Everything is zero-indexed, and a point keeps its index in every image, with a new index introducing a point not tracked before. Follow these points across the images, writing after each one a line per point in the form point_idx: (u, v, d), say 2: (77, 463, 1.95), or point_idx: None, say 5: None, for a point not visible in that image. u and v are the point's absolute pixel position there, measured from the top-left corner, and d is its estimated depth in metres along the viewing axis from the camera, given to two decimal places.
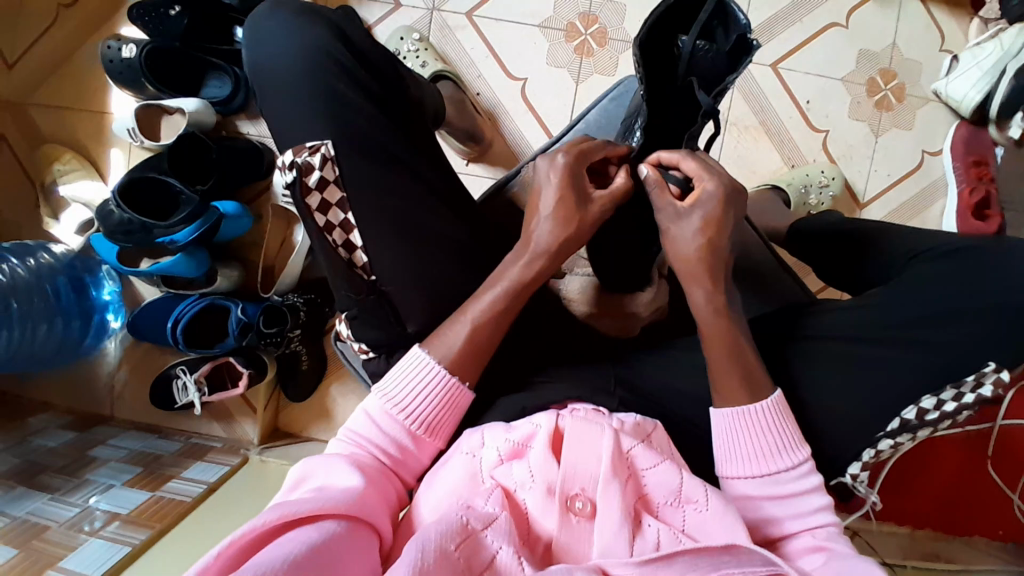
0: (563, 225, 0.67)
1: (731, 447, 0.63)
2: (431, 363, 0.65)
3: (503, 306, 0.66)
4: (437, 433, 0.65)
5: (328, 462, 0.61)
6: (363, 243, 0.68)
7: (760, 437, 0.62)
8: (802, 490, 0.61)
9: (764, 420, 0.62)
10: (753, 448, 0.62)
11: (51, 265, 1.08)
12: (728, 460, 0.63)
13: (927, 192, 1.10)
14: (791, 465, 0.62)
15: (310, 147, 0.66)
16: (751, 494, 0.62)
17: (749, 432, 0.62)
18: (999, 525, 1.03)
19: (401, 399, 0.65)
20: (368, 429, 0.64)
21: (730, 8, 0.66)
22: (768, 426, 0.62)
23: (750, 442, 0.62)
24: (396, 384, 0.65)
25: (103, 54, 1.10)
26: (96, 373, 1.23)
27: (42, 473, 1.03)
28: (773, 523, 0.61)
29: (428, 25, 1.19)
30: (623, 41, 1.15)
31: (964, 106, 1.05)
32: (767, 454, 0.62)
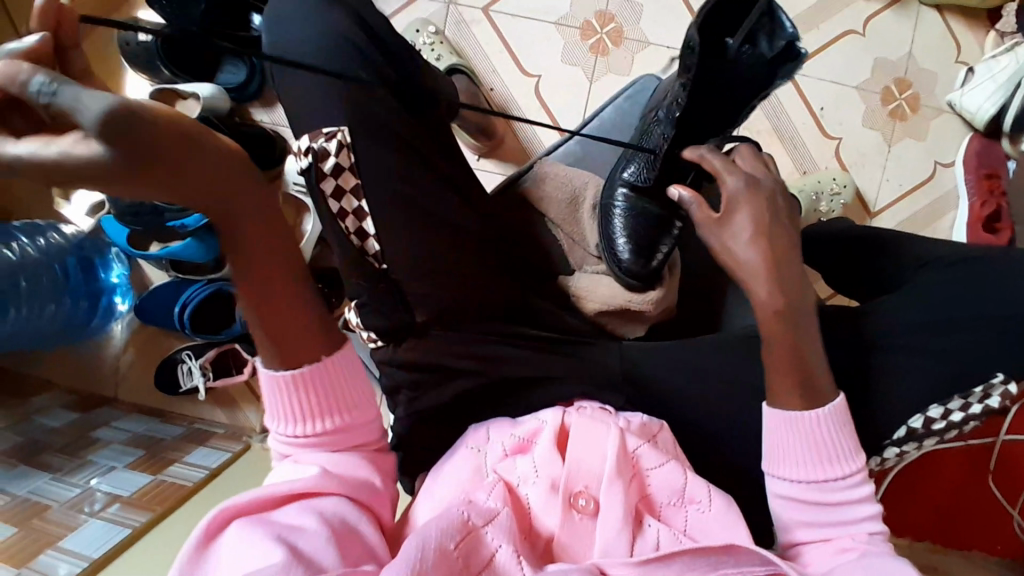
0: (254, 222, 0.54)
1: (783, 448, 0.60)
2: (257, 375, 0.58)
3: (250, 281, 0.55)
4: (345, 401, 0.61)
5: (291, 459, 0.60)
6: (376, 232, 0.68)
7: (818, 442, 0.59)
8: (849, 500, 0.59)
9: (819, 426, 0.59)
10: (808, 451, 0.59)
11: (61, 245, 1.08)
12: (779, 459, 0.60)
13: (937, 205, 1.10)
14: (843, 474, 0.59)
15: (327, 132, 0.67)
16: (793, 496, 0.60)
17: (805, 435, 0.59)
18: (998, 540, 1.02)
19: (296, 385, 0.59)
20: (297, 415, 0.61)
21: (777, 16, 0.70)
22: (828, 432, 0.59)
23: (805, 445, 0.59)
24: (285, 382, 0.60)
25: (120, 37, 1.10)
26: (101, 355, 1.23)
27: (44, 452, 1.03)
28: (807, 527, 0.59)
29: (444, 18, 1.19)
30: (639, 41, 1.15)
31: (978, 118, 1.05)
32: (819, 459, 0.59)
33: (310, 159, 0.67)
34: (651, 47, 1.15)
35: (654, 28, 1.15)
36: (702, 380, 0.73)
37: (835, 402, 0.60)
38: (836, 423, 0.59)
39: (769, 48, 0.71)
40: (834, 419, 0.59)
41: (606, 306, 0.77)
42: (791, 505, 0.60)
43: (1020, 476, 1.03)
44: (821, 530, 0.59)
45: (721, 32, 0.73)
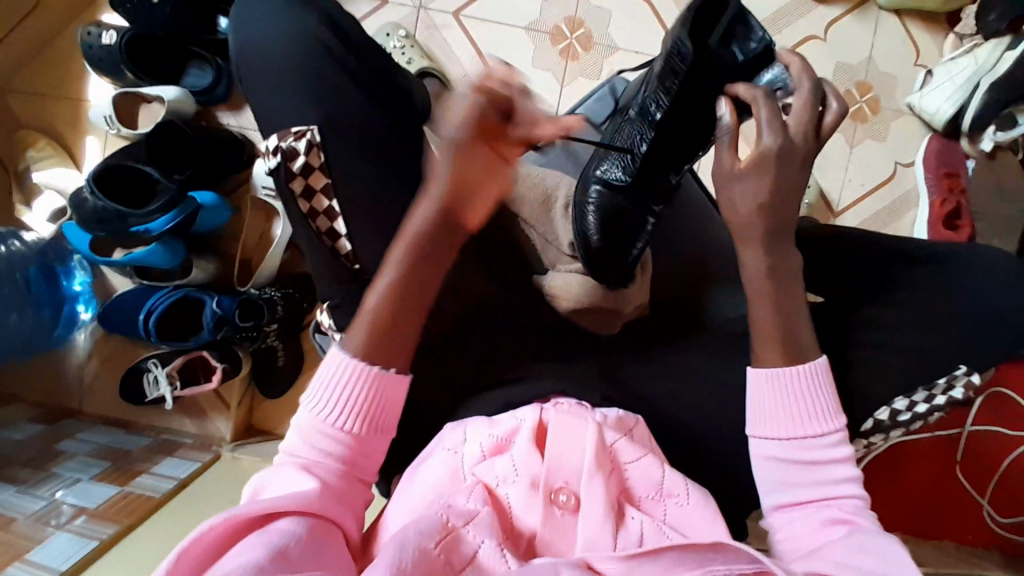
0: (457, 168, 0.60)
1: (768, 403, 0.62)
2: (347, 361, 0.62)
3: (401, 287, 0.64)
4: (379, 426, 0.63)
5: (281, 473, 0.59)
6: (346, 231, 0.68)
7: (801, 396, 0.61)
8: (832, 458, 0.60)
9: (801, 383, 0.61)
10: (792, 405, 0.61)
11: (23, 253, 1.05)
12: (760, 418, 0.62)
13: (898, 203, 1.13)
14: (824, 431, 0.60)
15: (296, 131, 0.68)
16: (777, 454, 0.61)
17: (791, 387, 0.61)
18: (970, 530, 1.05)
19: (335, 401, 0.62)
20: (309, 440, 0.61)
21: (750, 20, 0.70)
22: (815, 387, 0.61)
23: (792, 397, 0.61)
24: (319, 392, 0.62)
25: (82, 40, 1.08)
26: (66, 365, 1.20)
27: (7, 465, 1.00)
28: (793, 489, 0.60)
29: (414, 23, 1.20)
30: (607, 46, 1.16)
31: (937, 119, 1.08)
32: (802, 417, 0.61)
33: (279, 158, 0.68)
34: (620, 52, 1.16)
35: (622, 32, 1.16)
36: (673, 376, 0.74)
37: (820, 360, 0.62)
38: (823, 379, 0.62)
39: (742, 52, 0.70)
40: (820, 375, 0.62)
41: (581, 305, 0.75)
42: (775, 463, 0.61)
43: (987, 466, 1.05)
44: (804, 490, 0.59)
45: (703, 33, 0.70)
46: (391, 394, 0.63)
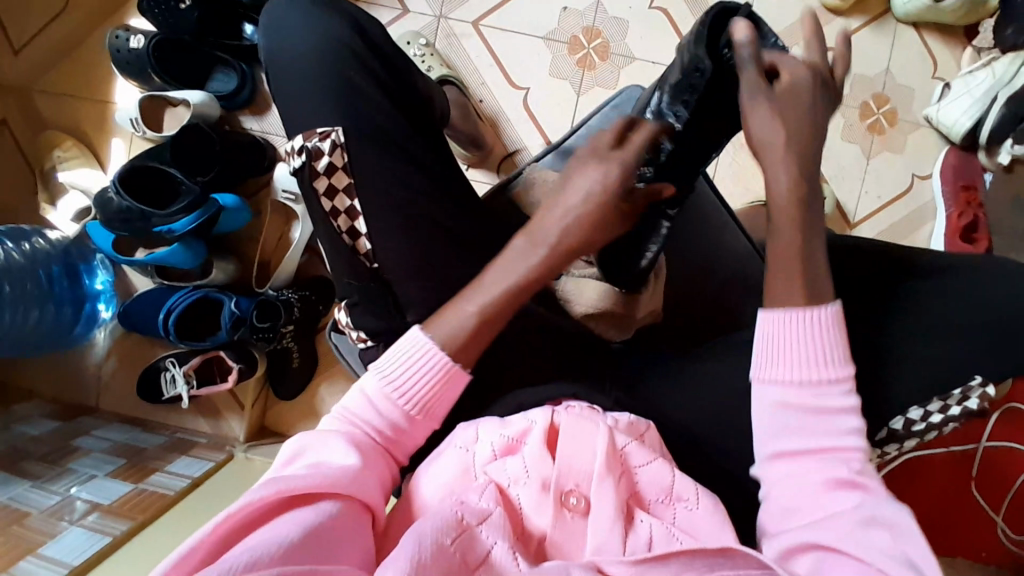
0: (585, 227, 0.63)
1: (776, 349, 0.59)
2: (430, 346, 0.63)
3: (492, 312, 0.63)
4: (432, 416, 0.64)
5: (326, 439, 0.60)
6: (368, 231, 0.70)
7: (811, 344, 0.58)
8: (840, 407, 0.57)
9: (816, 327, 0.58)
10: (801, 353, 0.58)
11: (46, 250, 1.07)
12: (769, 365, 0.59)
13: (915, 215, 1.13)
14: (836, 377, 0.58)
15: (321, 132, 0.69)
16: (787, 402, 0.58)
17: (802, 334, 0.58)
18: (983, 547, 1.06)
19: (399, 381, 0.63)
20: (363, 412, 0.63)
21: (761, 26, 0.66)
22: (825, 336, 0.59)
23: (802, 344, 0.58)
24: (395, 366, 0.63)
25: (110, 44, 1.10)
26: (84, 363, 1.21)
27: (24, 460, 1.02)
28: (795, 436, 0.57)
29: (434, 32, 1.21)
30: (624, 56, 1.17)
31: (954, 131, 1.08)
32: (815, 361, 0.58)
33: (303, 158, 0.69)
34: (637, 62, 1.17)
35: (639, 43, 1.17)
36: (686, 382, 0.74)
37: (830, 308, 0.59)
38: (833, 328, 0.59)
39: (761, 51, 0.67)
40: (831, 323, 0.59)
41: (593, 309, 0.79)
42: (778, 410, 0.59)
43: (1002, 483, 1.05)
44: (809, 439, 0.57)
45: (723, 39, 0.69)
46: (457, 391, 0.65)
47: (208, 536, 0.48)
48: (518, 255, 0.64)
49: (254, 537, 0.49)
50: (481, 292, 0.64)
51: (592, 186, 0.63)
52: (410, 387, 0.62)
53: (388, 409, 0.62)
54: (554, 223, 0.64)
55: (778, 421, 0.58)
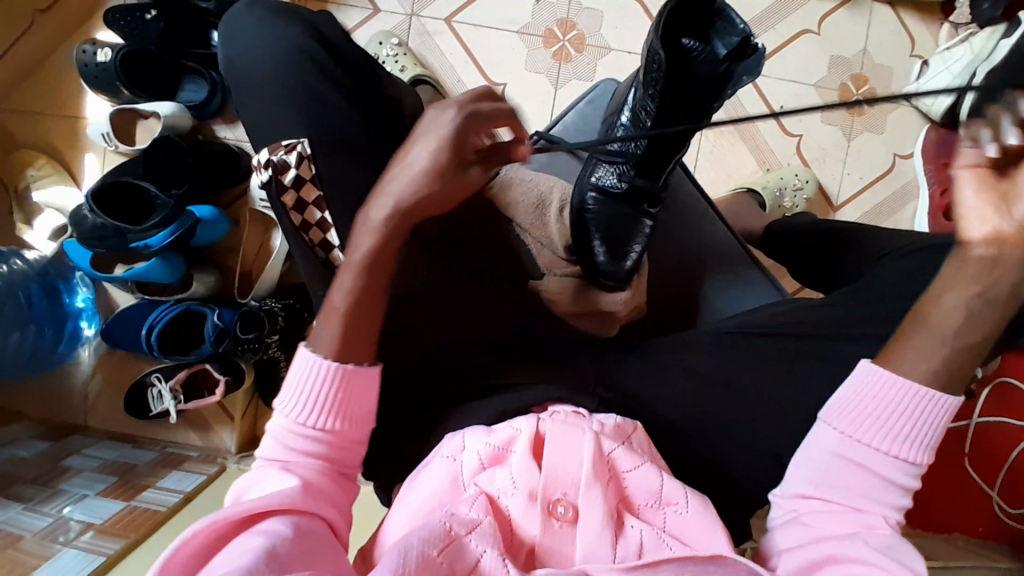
0: (427, 183, 0.58)
1: (874, 396, 0.56)
2: (317, 359, 0.60)
3: (362, 286, 0.61)
4: (349, 418, 0.60)
5: (260, 475, 0.58)
6: (340, 243, 0.69)
7: (908, 416, 0.55)
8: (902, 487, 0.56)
9: (916, 408, 0.55)
10: (891, 413, 0.56)
11: (23, 272, 1.05)
12: (849, 418, 0.57)
13: (898, 195, 1.13)
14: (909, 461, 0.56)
15: (287, 145, 0.68)
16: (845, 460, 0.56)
17: (887, 399, 0.56)
18: (980, 522, 1.06)
19: (300, 403, 0.60)
20: (280, 443, 0.59)
21: (728, 13, 0.71)
22: (924, 416, 0.55)
23: (901, 411, 0.55)
24: (292, 390, 0.60)
25: (78, 58, 1.09)
26: (69, 383, 1.20)
27: (14, 483, 1.01)
28: (836, 492, 0.57)
29: (407, 30, 1.19)
30: (600, 47, 1.16)
31: (935, 108, 1.06)
32: (897, 437, 0.56)
33: (269, 172, 0.68)
34: (613, 53, 1.16)
35: (614, 34, 1.16)
36: (671, 378, 0.74)
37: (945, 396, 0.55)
38: (939, 413, 0.55)
39: (724, 45, 0.72)
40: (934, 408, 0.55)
41: (575, 308, 0.78)
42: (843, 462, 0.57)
43: (995, 458, 1.06)
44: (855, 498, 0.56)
45: (677, 33, 0.73)
46: (367, 388, 0.61)
47: None
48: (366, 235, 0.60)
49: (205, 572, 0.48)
50: (349, 269, 0.61)
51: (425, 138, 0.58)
52: (308, 403, 0.59)
53: (301, 431, 0.59)
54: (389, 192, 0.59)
55: (830, 475, 0.57)
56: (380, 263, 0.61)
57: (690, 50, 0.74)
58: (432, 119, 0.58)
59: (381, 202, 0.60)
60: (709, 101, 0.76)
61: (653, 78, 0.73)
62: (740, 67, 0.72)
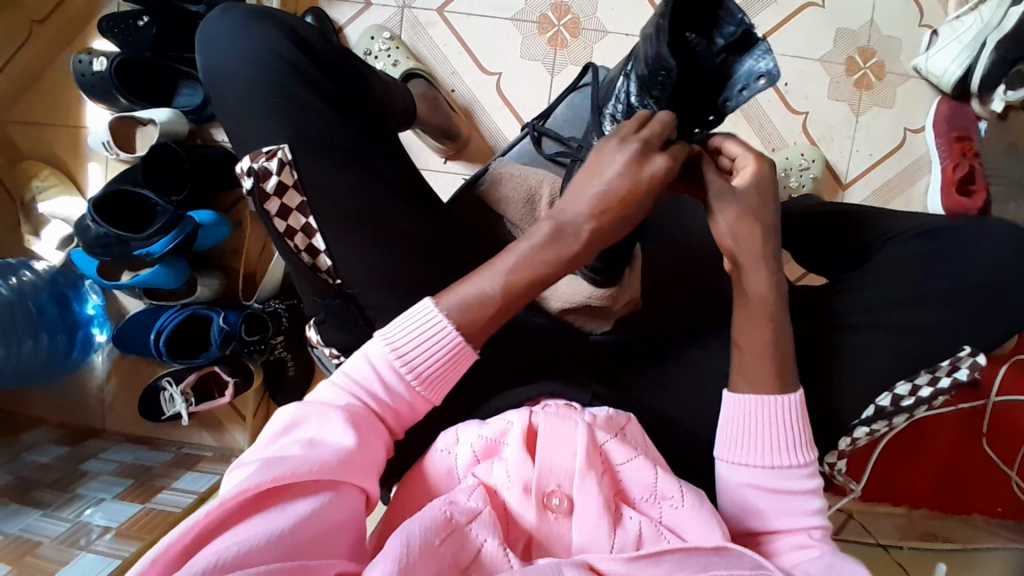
0: (611, 212, 0.62)
1: (740, 430, 0.61)
2: (443, 321, 0.60)
3: (516, 289, 0.61)
4: (437, 390, 0.62)
5: (325, 409, 0.58)
6: (325, 247, 0.68)
7: (774, 428, 0.60)
8: (804, 490, 0.60)
9: (787, 414, 0.60)
10: (762, 436, 0.60)
11: (34, 282, 1.08)
12: (738, 448, 0.61)
13: (910, 170, 1.09)
14: (799, 463, 0.60)
15: (267, 151, 0.67)
16: (756, 484, 0.60)
17: (762, 418, 0.60)
18: (999, 503, 1.04)
19: (407, 350, 0.60)
20: (371, 379, 0.60)
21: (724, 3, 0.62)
22: (784, 421, 0.60)
23: (766, 429, 0.60)
24: (403, 335, 0.60)
25: (74, 69, 1.10)
26: (86, 388, 1.23)
27: (35, 489, 1.03)
28: (765, 515, 0.60)
29: (399, 23, 1.18)
30: (597, 30, 1.14)
31: (945, 81, 1.04)
32: (783, 448, 0.60)
33: (252, 180, 0.67)
34: (610, 36, 1.14)
35: (609, 17, 1.14)
36: None
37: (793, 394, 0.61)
38: (796, 417, 0.60)
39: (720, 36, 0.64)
40: (790, 409, 0.60)
41: (569, 304, 0.76)
42: (753, 489, 0.60)
43: (1014, 437, 1.04)
44: (786, 515, 0.59)
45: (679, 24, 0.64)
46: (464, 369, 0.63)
47: (191, 530, 0.48)
48: (535, 251, 0.62)
49: (248, 526, 0.49)
50: (496, 268, 0.62)
51: (621, 173, 0.61)
52: (418, 360, 0.60)
53: (392, 378, 0.60)
54: (582, 216, 0.62)
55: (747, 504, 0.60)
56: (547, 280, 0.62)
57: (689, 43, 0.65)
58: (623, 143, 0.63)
59: (574, 221, 0.62)
60: (714, 97, 0.68)
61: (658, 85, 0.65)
62: (742, 62, 0.64)
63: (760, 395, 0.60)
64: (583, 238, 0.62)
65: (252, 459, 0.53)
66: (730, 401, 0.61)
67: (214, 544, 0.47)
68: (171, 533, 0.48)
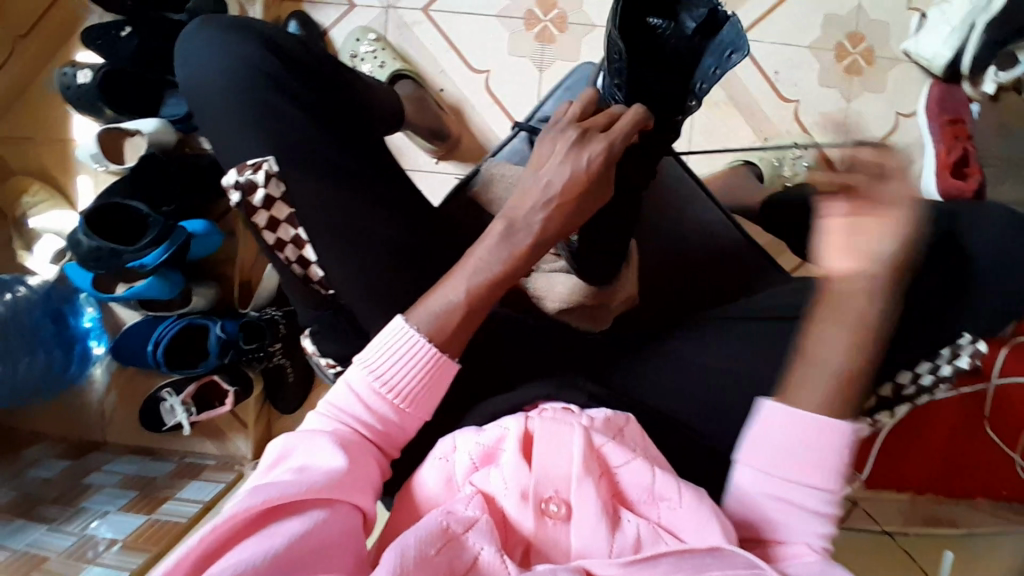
0: (563, 208, 0.65)
1: (763, 440, 0.62)
2: (415, 336, 0.61)
3: (483, 291, 0.63)
4: (422, 406, 0.63)
5: (311, 437, 0.59)
6: (317, 258, 0.68)
7: (808, 448, 0.60)
8: (814, 512, 0.60)
9: (814, 432, 0.60)
10: (783, 450, 0.61)
11: (28, 298, 1.07)
12: (755, 455, 0.62)
13: (905, 154, 1.09)
14: (814, 484, 0.60)
15: (253, 163, 0.66)
16: (763, 493, 0.61)
17: (787, 433, 0.61)
18: (1004, 486, 1.04)
19: (384, 369, 0.61)
20: (352, 404, 0.61)
21: None
22: (825, 445, 0.60)
23: (798, 448, 0.61)
24: (379, 356, 0.62)
25: (59, 82, 1.09)
26: (86, 401, 1.23)
27: (39, 505, 1.03)
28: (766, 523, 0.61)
29: (384, 23, 1.17)
30: (584, 24, 1.13)
31: (935, 64, 1.03)
32: (799, 464, 0.60)
33: (239, 194, 0.67)
34: (597, 30, 1.13)
35: (597, 10, 1.12)
36: None
37: (846, 422, 0.60)
38: (826, 436, 0.60)
39: (692, 19, 0.70)
40: (820, 429, 0.60)
41: (567, 304, 0.76)
42: (760, 496, 0.62)
43: (1017, 418, 1.01)
44: (785, 527, 0.61)
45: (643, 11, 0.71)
46: (447, 382, 0.64)
47: (184, 558, 0.48)
48: (492, 250, 0.64)
49: (243, 549, 0.49)
50: (468, 274, 0.63)
51: (566, 170, 0.64)
52: (396, 377, 0.61)
53: (374, 398, 0.61)
54: (533, 211, 0.64)
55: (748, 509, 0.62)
56: (511, 279, 0.64)
57: (655, 27, 0.71)
58: (578, 139, 0.65)
59: (530, 217, 0.64)
60: (687, 80, 0.71)
61: (619, 66, 0.69)
62: (710, 41, 0.70)
63: (791, 408, 0.61)
64: (534, 230, 0.64)
65: (244, 488, 0.54)
66: (763, 409, 0.62)
67: (210, 570, 0.48)
68: (166, 565, 0.48)
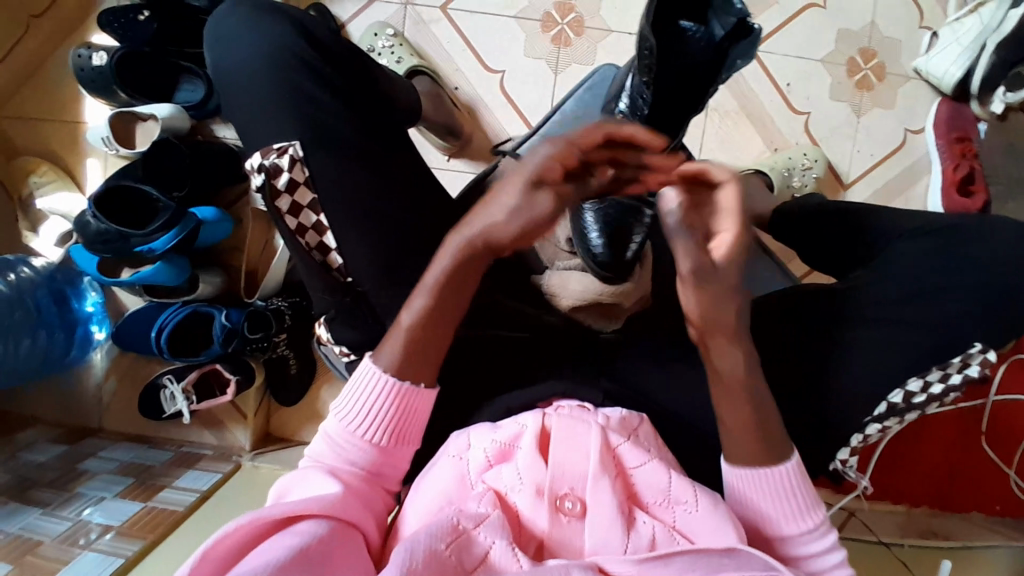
0: None
1: (744, 505, 0.61)
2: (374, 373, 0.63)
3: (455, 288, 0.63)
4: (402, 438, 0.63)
5: (305, 477, 0.60)
6: (336, 245, 0.68)
7: (773, 501, 0.60)
8: (820, 551, 0.60)
9: (782, 484, 0.60)
10: (766, 506, 0.60)
11: (31, 279, 1.06)
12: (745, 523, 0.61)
13: (910, 170, 1.11)
14: (809, 527, 0.60)
15: (277, 148, 0.67)
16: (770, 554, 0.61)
17: (760, 491, 0.60)
18: (997, 501, 1.06)
19: (355, 413, 0.63)
20: (337, 451, 0.63)
21: None
22: (789, 489, 0.60)
23: (766, 500, 0.60)
24: (349, 402, 0.64)
25: (74, 63, 1.09)
26: (85, 385, 1.22)
27: (34, 488, 1.02)
28: None
29: (402, 19, 1.18)
30: (600, 29, 1.14)
31: (945, 82, 1.06)
32: (786, 517, 0.60)
33: (262, 177, 0.67)
34: (614, 35, 1.14)
35: (613, 16, 1.14)
36: (676, 364, 0.72)
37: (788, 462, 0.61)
38: (789, 479, 0.60)
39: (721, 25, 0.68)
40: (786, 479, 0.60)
41: (580, 301, 0.78)
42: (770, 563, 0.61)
43: (1011, 437, 1.06)
44: None
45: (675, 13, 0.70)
46: (420, 407, 0.64)
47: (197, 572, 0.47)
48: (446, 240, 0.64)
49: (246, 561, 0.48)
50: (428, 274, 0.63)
51: None
52: (366, 416, 0.63)
53: (355, 441, 0.63)
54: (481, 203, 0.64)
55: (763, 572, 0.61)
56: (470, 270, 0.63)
57: (685, 31, 0.70)
58: None
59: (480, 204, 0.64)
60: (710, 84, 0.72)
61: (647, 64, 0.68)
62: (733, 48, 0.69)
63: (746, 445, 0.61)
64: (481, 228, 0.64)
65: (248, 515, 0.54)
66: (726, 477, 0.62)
67: None
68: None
